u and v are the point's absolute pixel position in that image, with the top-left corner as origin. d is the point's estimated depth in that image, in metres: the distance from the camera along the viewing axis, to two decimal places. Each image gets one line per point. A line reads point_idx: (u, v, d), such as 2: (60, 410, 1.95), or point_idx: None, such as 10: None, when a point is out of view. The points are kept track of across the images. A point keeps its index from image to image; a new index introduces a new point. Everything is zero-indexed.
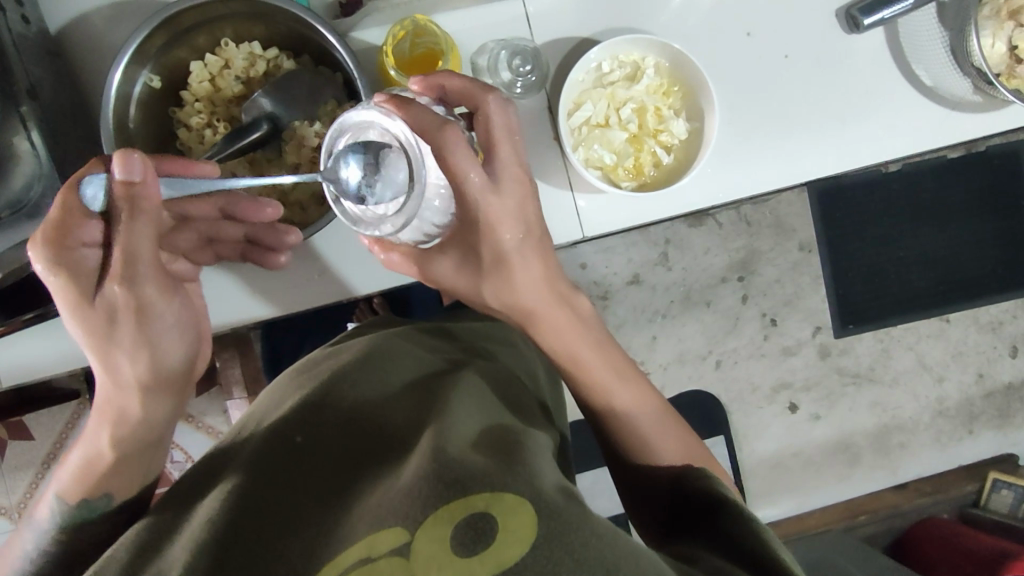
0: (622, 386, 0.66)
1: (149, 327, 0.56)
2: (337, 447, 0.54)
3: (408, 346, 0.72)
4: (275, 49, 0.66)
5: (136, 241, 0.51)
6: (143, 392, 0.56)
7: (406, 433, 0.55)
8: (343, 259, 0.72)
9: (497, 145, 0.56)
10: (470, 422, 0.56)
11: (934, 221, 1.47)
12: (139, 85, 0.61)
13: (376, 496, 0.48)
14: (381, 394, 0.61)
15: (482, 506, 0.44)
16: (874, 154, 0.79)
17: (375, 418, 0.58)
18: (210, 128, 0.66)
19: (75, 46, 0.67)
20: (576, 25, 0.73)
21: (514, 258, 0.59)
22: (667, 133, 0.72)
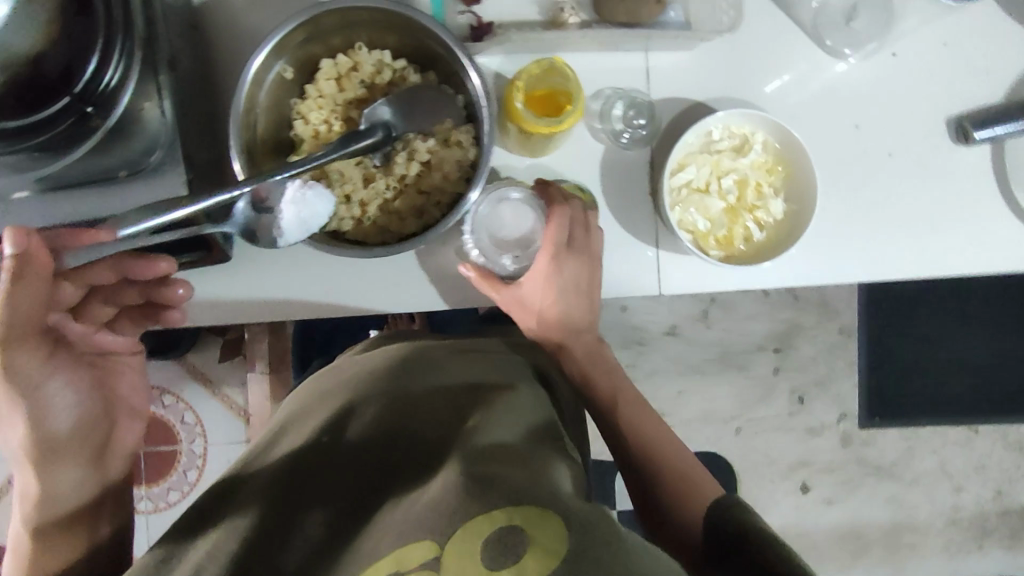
0: (639, 411, 0.75)
1: (35, 399, 0.58)
2: (367, 469, 0.56)
3: (445, 349, 0.73)
4: (404, 60, 0.67)
5: (22, 298, 0.54)
6: (42, 460, 0.58)
7: (437, 441, 0.57)
8: (426, 274, 0.74)
9: (576, 230, 0.69)
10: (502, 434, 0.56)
11: (979, 331, 1.46)
12: (273, 73, 0.63)
13: (400, 512, 0.49)
14: (414, 397, 0.63)
15: (505, 521, 0.45)
16: (959, 265, 0.78)
17: (407, 424, 0.59)
18: (327, 126, 0.67)
19: (212, 22, 0.69)
20: (695, 87, 0.76)
21: (565, 295, 0.73)
22: (763, 210, 0.72)
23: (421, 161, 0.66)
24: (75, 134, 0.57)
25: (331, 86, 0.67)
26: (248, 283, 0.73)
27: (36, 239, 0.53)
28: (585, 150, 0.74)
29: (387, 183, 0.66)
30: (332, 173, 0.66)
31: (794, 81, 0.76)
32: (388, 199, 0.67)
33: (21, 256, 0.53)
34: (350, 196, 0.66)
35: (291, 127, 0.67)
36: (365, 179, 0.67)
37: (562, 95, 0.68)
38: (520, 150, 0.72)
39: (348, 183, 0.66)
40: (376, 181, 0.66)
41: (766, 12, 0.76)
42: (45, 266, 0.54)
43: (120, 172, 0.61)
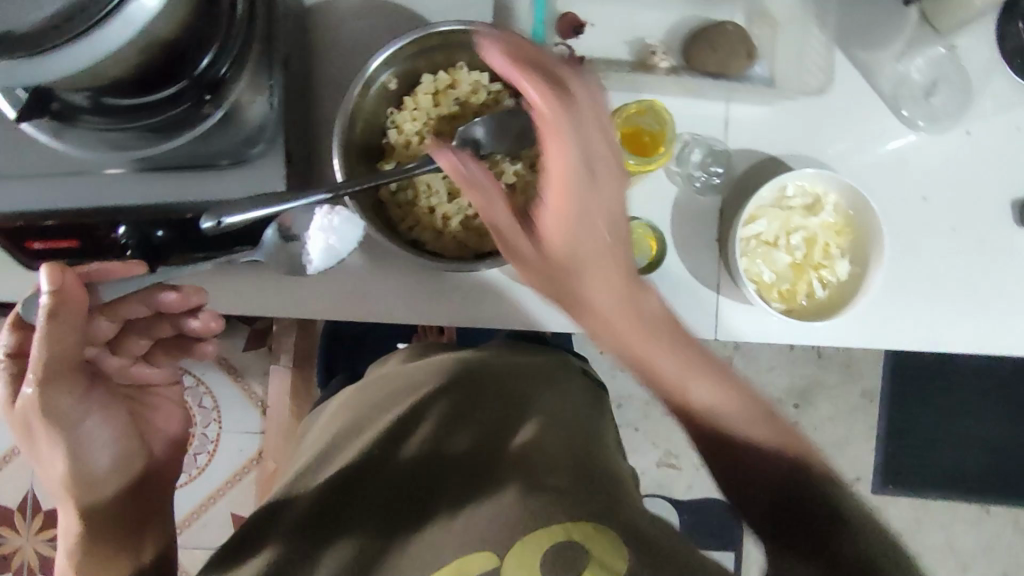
0: (700, 381, 0.59)
1: (74, 437, 0.59)
2: (418, 492, 0.60)
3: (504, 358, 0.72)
4: (500, 84, 0.70)
5: (59, 338, 0.54)
6: (85, 489, 0.60)
7: (484, 466, 0.60)
8: (488, 295, 0.74)
9: (567, 87, 0.50)
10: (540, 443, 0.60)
11: (1002, 410, 1.46)
12: (377, 82, 0.65)
13: (459, 523, 0.55)
14: (463, 419, 0.65)
15: (563, 536, 0.51)
16: (1011, 345, 0.79)
17: (450, 453, 0.63)
18: (419, 137, 0.69)
19: (317, 26, 0.71)
20: (771, 142, 0.77)
21: (599, 216, 0.52)
22: (829, 270, 0.74)
23: (506, 182, 0.68)
24: (188, 120, 0.61)
25: (428, 100, 0.69)
26: (315, 281, 0.74)
27: (71, 277, 0.53)
28: (658, 190, 0.76)
29: (471, 199, 0.68)
30: (420, 183, 0.68)
31: (867, 148, 0.78)
32: (469, 215, 0.69)
33: (63, 297, 0.53)
34: (434, 207, 0.68)
35: (384, 135, 0.70)
36: (449, 193, 0.69)
37: (646, 134, 0.74)
38: None
39: (434, 196, 0.68)
40: (461, 197, 0.68)
41: (848, 78, 0.78)
42: (79, 306, 0.54)
43: (222, 160, 0.63)
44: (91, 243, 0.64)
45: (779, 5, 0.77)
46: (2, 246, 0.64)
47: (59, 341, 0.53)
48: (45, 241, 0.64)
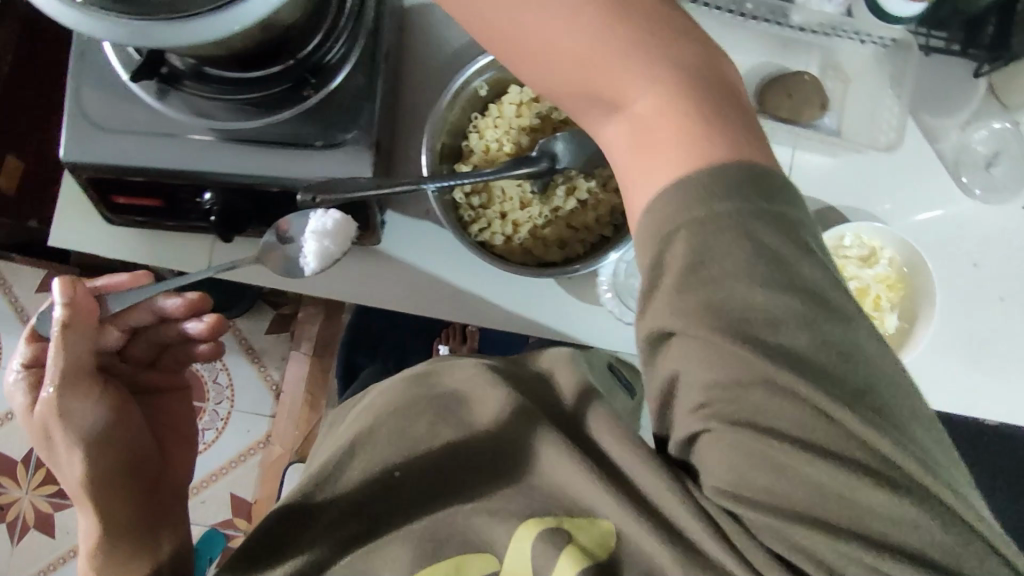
0: (657, 102, 0.41)
1: (90, 436, 0.61)
2: (422, 484, 0.56)
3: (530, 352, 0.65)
4: None
5: (72, 346, 0.59)
6: (99, 487, 0.61)
7: (493, 458, 0.55)
8: (542, 306, 0.75)
9: None
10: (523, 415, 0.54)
11: None
12: (469, 88, 0.69)
13: (461, 518, 0.54)
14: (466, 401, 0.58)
15: (553, 523, 0.50)
16: None
17: (463, 444, 0.56)
18: (499, 144, 0.71)
19: (410, 25, 0.74)
20: (831, 192, 0.79)
21: None
22: (878, 322, 0.75)
23: (579, 198, 0.70)
24: (288, 97, 0.64)
25: (511, 109, 0.71)
26: (376, 270, 0.75)
27: (79, 289, 0.59)
28: None
29: (542, 210, 0.70)
30: (496, 189, 0.70)
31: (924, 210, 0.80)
32: (539, 225, 0.71)
33: (75, 308, 0.59)
34: (506, 214, 0.71)
35: (465, 138, 0.72)
36: (522, 202, 0.71)
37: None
38: None
39: (507, 203, 0.70)
40: (534, 207, 0.70)
41: (912, 139, 0.80)
42: (89, 315, 0.60)
43: (315, 141, 0.65)
44: (173, 205, 0.70)
45: (853, 61, 0.79)
46: (90, 194, 0.69)
47: (69, 348, 0.59)
48: (128, 199, 0.69)
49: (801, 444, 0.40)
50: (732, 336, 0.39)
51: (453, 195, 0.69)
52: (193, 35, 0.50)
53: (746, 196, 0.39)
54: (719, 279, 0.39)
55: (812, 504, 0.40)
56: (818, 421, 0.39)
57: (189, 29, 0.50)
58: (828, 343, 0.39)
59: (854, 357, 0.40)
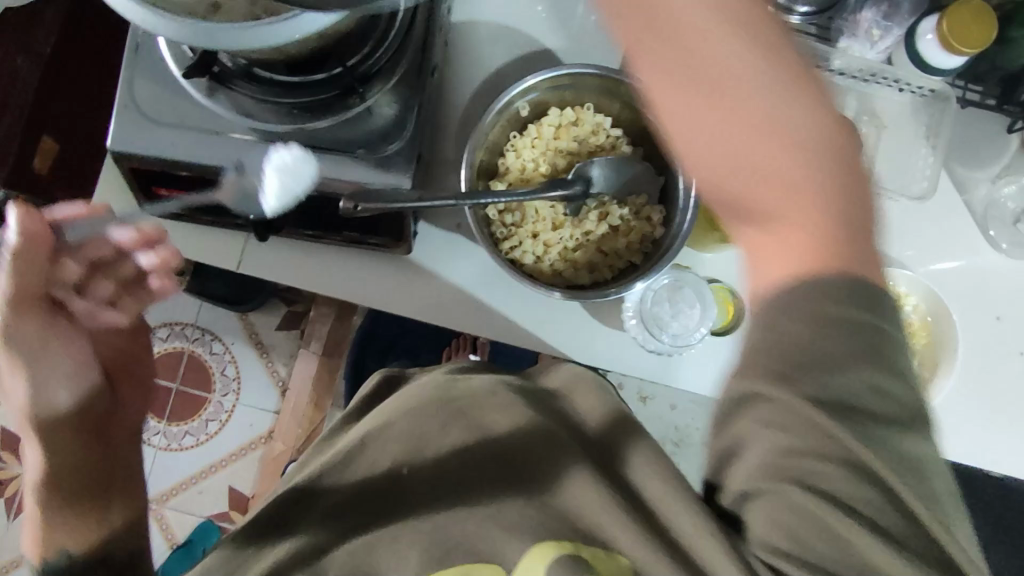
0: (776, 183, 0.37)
1: (41, 359, 0.62)
2: (429, 492, 0.54)
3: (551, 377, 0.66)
4: (619, 131, 0.73)
5: (24, 272, 0.56)
6: (49, 415, 0.62)
7: (503, 467, 0.54)
8: (563, 327, 0.76)
9: None
10: (542, 432, 0.54)
11: None
12: (511, 107, 0.70)
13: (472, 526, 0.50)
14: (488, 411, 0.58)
15: (568, 549, 0.45)
16: None
17: (474, 448, 0.55)
18: (534, 164, 0.72)
19: (455, 41, 0.75)
20: None
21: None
22: None
23: (611, 224, 0.71)
24: (332, 104, 0.64)
25: (549, 131, 0.72)
26: (406, 280, 0.76)
27: (33, 217, 0.55)
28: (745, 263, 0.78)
29: (573, 232, 0.71)
30: (529, 208, 0.71)
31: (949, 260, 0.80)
32: (569, 247, 0.71)
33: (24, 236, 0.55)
34: (537, 233, 0.71)
35: (502, 157, 0.73)
36: (553, 223, 0.72)
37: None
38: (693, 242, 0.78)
39: (540, 223, 0.71)
40: (566, 229, 0.71)
41: (941, 190, 0.80)
42: (46, 245, 0.56)
43: (357, 149, 0.66)
44: (213, 199, 0.71)
45: (887, 108, 0.80)
46: (128, 180, 0.69)
47: (25, 276, 0.56)
48: (170, 189, 0.70)
49: (846, 506, 0.35)
50: (820, 410, 0.35)
51: (487, 211, 0.70)
52: (245, 42, 0.51)
53: (861, 305, 0.36)
54: (828, 362, 0.35)
55: (833, 564, 0.35)
56: (868, 492, 0.35)
57: (242, 35, 0.51)
58: (910, 461, 0.35)
59: (928, 472, 0.36)
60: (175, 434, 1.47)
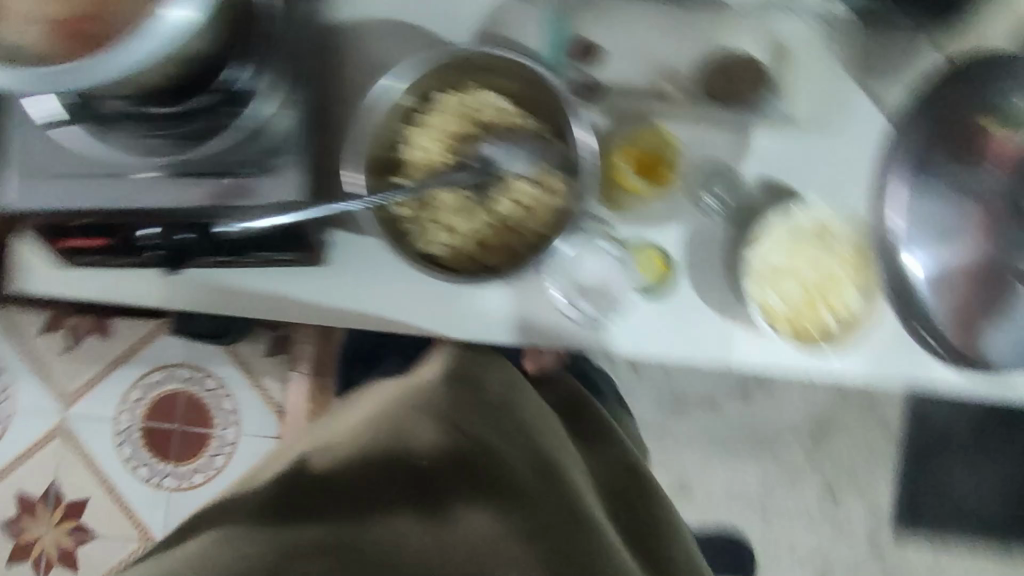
0: None
1: None
2: (452, 491, 0.62)
3: (539, 408, 0.75)
4: (511, 104, 0.71)
5: None
6: None
7: (523, 486, 0.63)
8: (491, 312, 0.75)
9: None
10: (545, 450, 0.67)
11: None
12: (389, 102, 0.69)
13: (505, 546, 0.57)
14: (508, 440, 0.68)
15: None
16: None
17: (498, 466, 0.64)
18: (431, 153, 0.72)
19: (337, 41, 0.75)
20: (784, 171, 0.76)
21: None
22: (840, 303, 0.74)
23: (514, 200, 0.71)
24: (206, 129, 0.64)
25: (439, 117, 0.72)
26: (334, 291, 0.76)
27: None
28: (667, 216, 0.76)
29: (479, 216, 0.71)
30: (430, 197, 0.71)
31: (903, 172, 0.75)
32: (477, 231, 0.71)
33: None
34: (443, 222, 0.71)
35: (397, 149, 0.72)
36: (458, 209, 0.71)
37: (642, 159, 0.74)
38: (606, 202, 0.75)
39: (444, 211, 0.71)
40: (471, 214, 0.71)
41: (862, 106, 0.75)
42: None
43: (245, 169, 0.66)
44: (118, 241, 0.71)
45: (793, 33, 0.76)
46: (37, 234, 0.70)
47: None
48: (76, 240, 0.70)
49: None
50: None
51: (390, 208, 0.70)
52: (63, 83, 0.50)
53: None
54: None
55: None
56: None
57: (58, 77, 0.49)
58: None
59: None
60: (184, 473, 1.48)
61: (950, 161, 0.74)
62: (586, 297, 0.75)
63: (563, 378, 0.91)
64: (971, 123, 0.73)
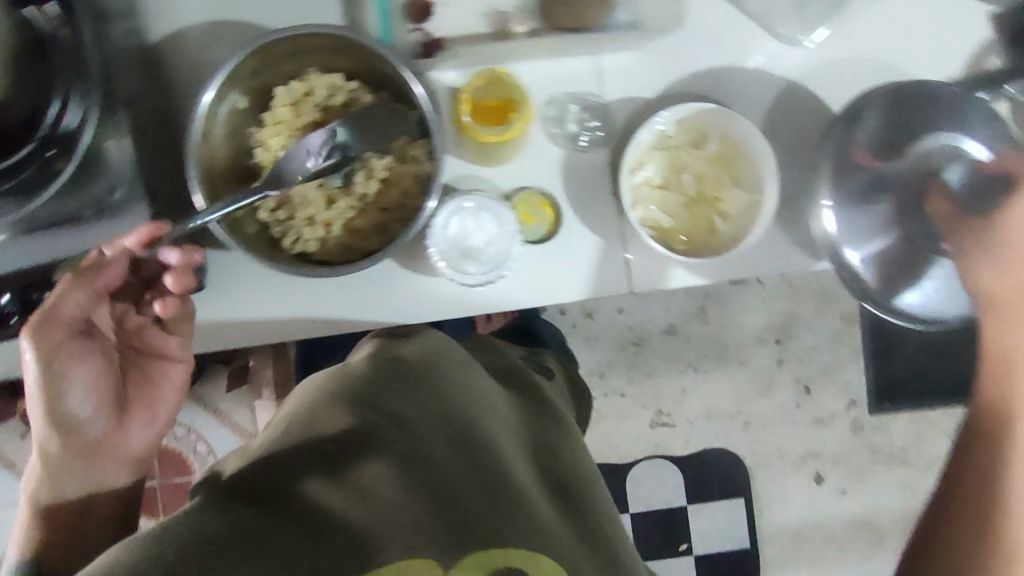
0: None
1: None
2: (364, 456, 0.56)
3: (454, 362, 0.71)
4: (356, 82, 0.69)
5: None
6: None
7: (442, 449, 0.59)
8: (385, 293, 0.74)
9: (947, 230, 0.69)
10: (464, 422, 0.62)
11: None
12: (225, 106, 0.66)
13: (411, 519, 0.53)
14: (427, 403, 0.63)
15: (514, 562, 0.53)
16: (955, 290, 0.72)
17: (415, 429, 0.60)
18: (286, 150, 0.69)
19: (169, 57, 0.72)
20: (647, 86, 0.75)
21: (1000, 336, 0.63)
22: (724, 203, 0.74)
23: (380, 178, 0.68)
24: (32, 179, 0.58)
25: (286, 111, 0.69)
26: (225, 314, 0.73)
27: None
28: (544, 156, 0.74)
29: (350, 202, 0.68)
30: (294, 196, 0.68)
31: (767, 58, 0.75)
32: (351, 218, 0.69)
33: None
34: (315, 217, 0.68)
35: (251, 155, 0.70)
36: (327, 200, 0.69)
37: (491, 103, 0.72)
38: (482, 158, 0.72)
39: (312, 206, 0.68)
40: (339, 202, 0.68)
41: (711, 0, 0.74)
42: None
43: (86, 211, 0.64)
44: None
45: None
46: None
47: None
48: None
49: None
50: None
51: (258, 216, 0.68)
52: None
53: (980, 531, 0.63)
54: None
55: None
56: None
57: None
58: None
59: None
60: None
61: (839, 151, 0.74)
62: (462, 259, 0.69)
63: (494, 343, 0.89)
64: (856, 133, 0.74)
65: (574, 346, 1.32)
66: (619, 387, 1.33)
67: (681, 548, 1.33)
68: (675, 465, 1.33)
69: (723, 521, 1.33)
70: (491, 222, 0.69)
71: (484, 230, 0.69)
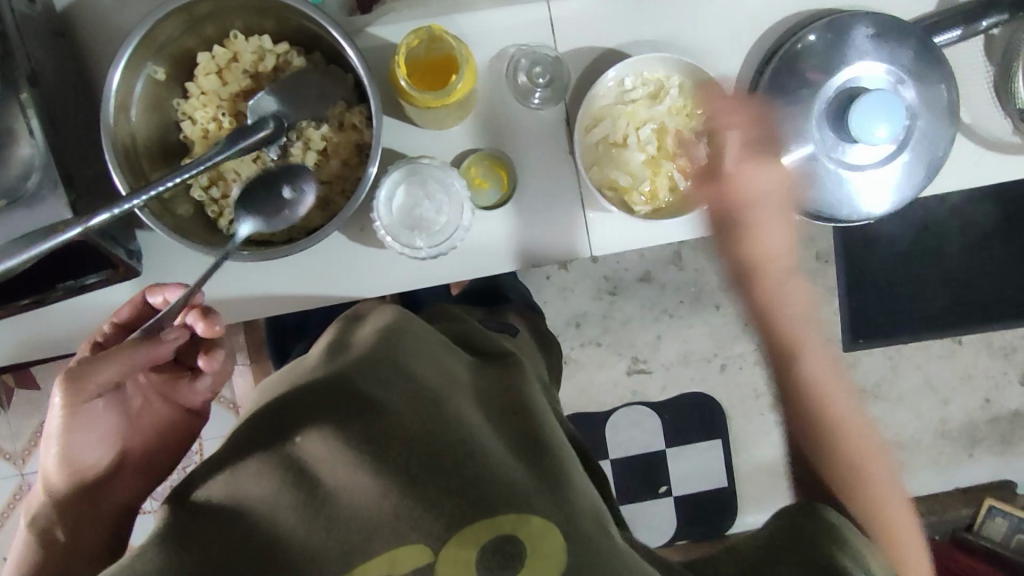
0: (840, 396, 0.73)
1: None
2: (321, 448, 0.46)
3: (423, 331, 0.60)
4: (285, 44, 0.64)
5: None
6: None
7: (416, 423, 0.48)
8: (334, 267, 0.70)
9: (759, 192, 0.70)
10: (435, 396, 0.52)
11: None
12: (142, 77, 0.61)
13: (390, 506, 0.43)
14: (390, 374, 0.52)
15: (507, 528, 0.44)
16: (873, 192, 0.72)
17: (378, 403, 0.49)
18: (215, 123, 0.65)
19: (83, 24, 0.66)
20: (602, 34, 0.70)
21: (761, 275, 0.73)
22: (686, 158, 0.70)
23: (317, 150, 0.65)
24: None
25: (212, 80, 0.64)
26: None
27: None
28: (496, 116, 0.70)
29: None
30: (226, 171, 0.64)
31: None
32: None
33: None
34: None
35: (177, 130, 0.66)
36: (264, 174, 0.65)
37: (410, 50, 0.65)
38: (430, 124, 0.68)
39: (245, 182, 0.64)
40: None
41: None
42: None
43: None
44: None
45: None
46: None
47: None
48: None
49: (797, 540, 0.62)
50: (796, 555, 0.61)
51: (190, 193, 0.64)
52: None
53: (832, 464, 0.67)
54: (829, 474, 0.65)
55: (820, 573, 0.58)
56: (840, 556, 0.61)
57: None
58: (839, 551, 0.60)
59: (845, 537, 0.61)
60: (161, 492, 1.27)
61: (776, 68, 0.70)
62: (405, 229, 0.66)
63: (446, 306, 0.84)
64: (797, 63, 0.70)
65: (547, 298, 1.30)
66: (596, 337, 1.32)
67: (661, 489, 1.34)
68: (652, 410, 1.33)
69: (700, 461, 1.34)
70: (440, 191, 0.65)
71: (432, 200, 0.65)
